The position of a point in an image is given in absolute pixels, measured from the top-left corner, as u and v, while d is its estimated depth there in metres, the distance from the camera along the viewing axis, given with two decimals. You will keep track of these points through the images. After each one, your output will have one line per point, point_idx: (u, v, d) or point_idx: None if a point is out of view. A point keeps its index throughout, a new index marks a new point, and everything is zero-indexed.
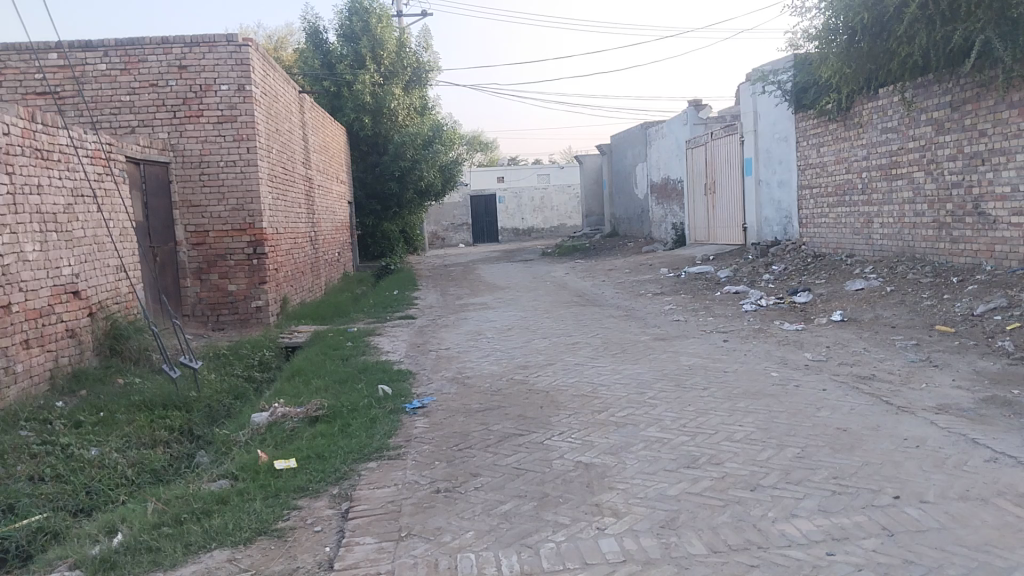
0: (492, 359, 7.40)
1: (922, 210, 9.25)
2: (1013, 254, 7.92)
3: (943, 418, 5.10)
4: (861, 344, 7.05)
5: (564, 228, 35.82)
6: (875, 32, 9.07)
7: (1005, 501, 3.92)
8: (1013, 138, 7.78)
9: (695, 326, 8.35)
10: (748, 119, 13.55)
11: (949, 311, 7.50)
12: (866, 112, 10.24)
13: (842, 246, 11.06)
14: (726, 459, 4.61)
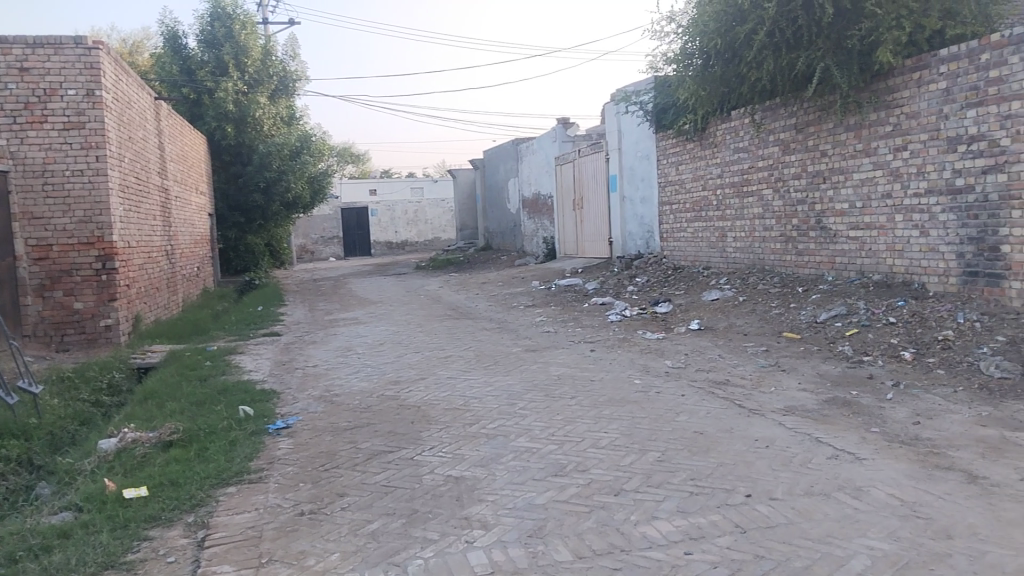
0: (362, 375, 7.25)
1: (771, 225, 9.87)
2: (851, 265, 8.60)
3: (790, 419, 5.44)
4: (718, 351, 7.42)
5: (438, 241, 35.82)
6: (727, 58, 9.55)
7: (844, 494, 4.22)
8: (850, 158, 8.46)
9: (563, 337, 8.53)
10: (613, 138, 14.03)
11: (795, 319, 8.03)
12: (720, 132, 10.86)
13: (699, 258, 11.64)
14: (593, 465, 4.72)
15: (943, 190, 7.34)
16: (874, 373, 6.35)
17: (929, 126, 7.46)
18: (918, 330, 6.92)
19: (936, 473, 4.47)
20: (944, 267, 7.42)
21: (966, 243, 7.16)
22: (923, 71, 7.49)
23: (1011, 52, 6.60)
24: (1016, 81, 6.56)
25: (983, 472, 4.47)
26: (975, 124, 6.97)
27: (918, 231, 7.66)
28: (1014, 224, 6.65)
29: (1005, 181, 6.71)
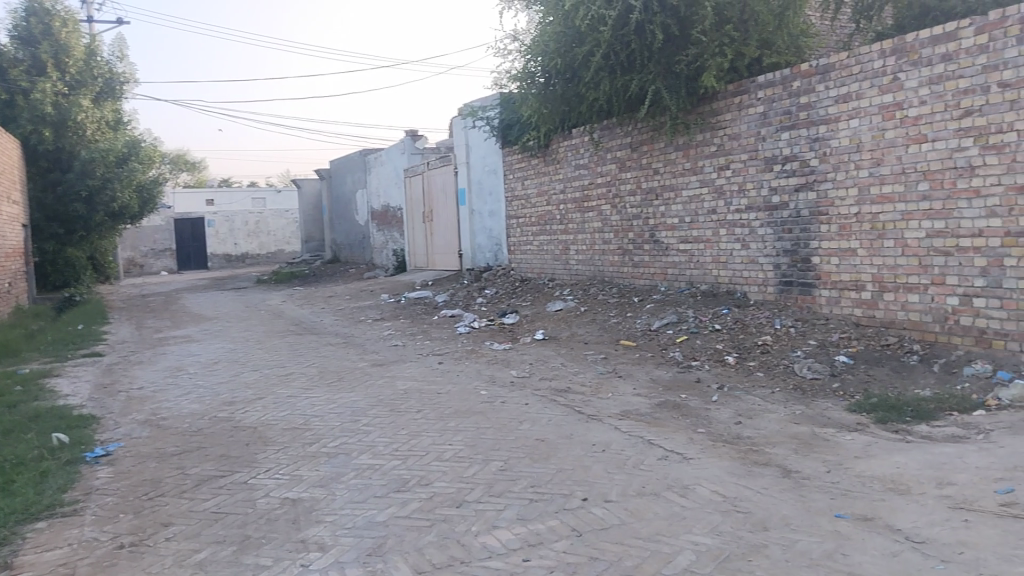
0: (193, 397, 6.87)
1: (609, 238, 10.31)
2: (682, 276, 9.14)
3: (626, 423, 5.69)
4: (560, 360, 7.65)
5: (282, 254, 34.66)
6: (567, 77, 9.91)
7: (673, 493, 4.47)
8: (680, 176, 9.00)
9: (410, 350, 8.48)
10: (460, 151, 14.17)
11: (631, 327, 8.42)
12: (562, 149, 11.23)
13: (544, 270, 11.97)
14: (435, 478, 4.72)
15: (762, 207, 7.97)
16: (701, 377, 6.77)
17: (748, 147, 8.07)
18: (740, 336, 7.45)
19: (755, 469, 4.82)
20: (763, 278, 8.06)
21: (781, 255, 7.82)
22: (743, 96, 8.10)
23: (818, 81, 7.27)
24: (822, 108, 7.24)
25: (795, 466, 4.87)
26: (789, 146, 7.62)
27: (740, 244, 8.27)
28: (823, 238, 7.36)
29: (814, 199, 7.39)
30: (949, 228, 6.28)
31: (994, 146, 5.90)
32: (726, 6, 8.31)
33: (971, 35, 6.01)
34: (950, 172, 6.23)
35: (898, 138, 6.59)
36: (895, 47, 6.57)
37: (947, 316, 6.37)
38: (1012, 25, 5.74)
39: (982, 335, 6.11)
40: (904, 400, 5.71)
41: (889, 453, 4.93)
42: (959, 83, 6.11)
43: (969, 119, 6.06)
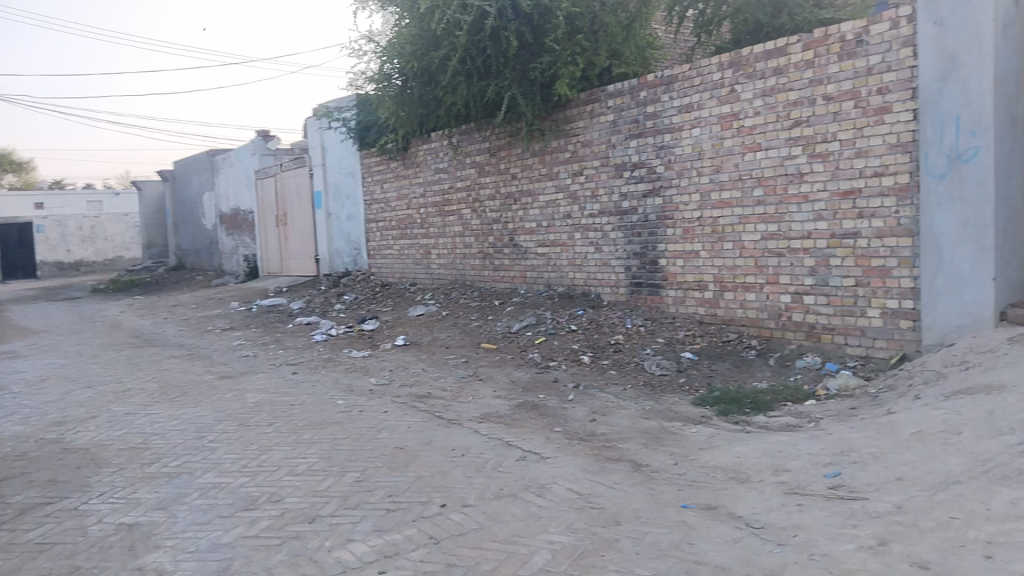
0: (15, 418, 6.27)
1: (469, 242, 10.35)
2: (540, 279, 9.31)
3: (485, 426, 5.71)
4: (420, 365, 7.58)
5: (122, 260, 32.46)
6: (424, 81, 9.86)
7: (530, 494, 4.52)
8: (536, 182, 9.16)
9: (263, 361, 8.13)
10: (315, 153, 13.77)
11: (491, 330, 8.48)
12: (421, 153, 11.16)
13: (405, 275, 11.85)
14: (287, 494, 4.54)
15: (613, 211, 8.24)
16: (558, 377, 6.90)
17: (600, 154, 8.33)
18: (595, 336, 7.67)
19: (608, 465, 4.97)
20: (615, 280, 8.33)
21: (632, 257, 8.12)
22: (594, 104, 8.35)
23: (663, 91, 7.60)
24: (667, 117, 7.58)
25: (646, 460, 5.06)
26: (637, 153, 7.93)
27: (594, 247, 8.51)
28: (669, 240, 7.71)
29: (661, 204, 7.73)
30: (781, 231, 6.74)
31: (820, 155, 6.39)
32: (578, 16, 8.63)
33: (799, 51, 6.47)
34: (782, 179, 6.68)
35: (736, 147, 7.01)
36: (732, 60, 6.98)
37: (780, 313, 6.83)
38: (834, 43, 6.23)
39: (812, 329, 6.61)
40: (744, 393, 6.07)
41: (731, 444, 5.21)
42: (789, 95, 6.57)
43: (798, 130, 6.53)
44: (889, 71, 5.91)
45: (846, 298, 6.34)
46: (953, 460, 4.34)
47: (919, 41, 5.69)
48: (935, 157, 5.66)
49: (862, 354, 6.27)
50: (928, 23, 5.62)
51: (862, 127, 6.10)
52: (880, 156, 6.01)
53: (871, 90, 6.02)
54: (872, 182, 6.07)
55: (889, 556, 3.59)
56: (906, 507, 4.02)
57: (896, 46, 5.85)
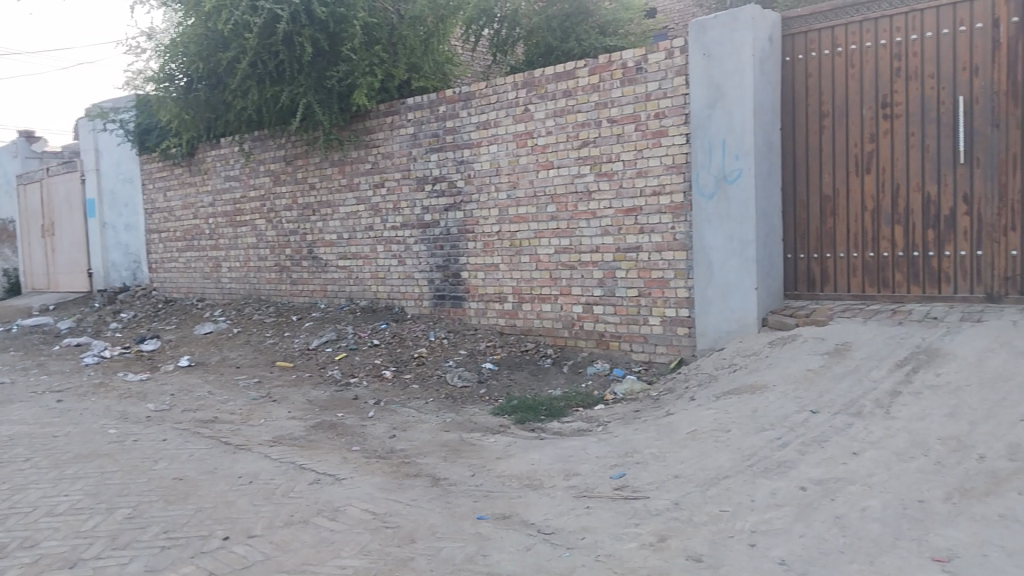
0: None
1: (264, 254, 9.88)
2: (341, 292, 9.07)
3: (277, 449, 5.43)
4: (207, 387, 7.08)
5: None
6: (212, 83, 9.32)
7: (322, 518, 4.34)
8: (335, 193, 8.93)
9: (20, 388, 7.23)
10: (88, 157, 12.56)
11: (288, 347, 8.12)
12: (209, 159, 10.50)
13: (192, 290, 11.08)
14: (43, 538, 4.03)
15: (415, 224, 8.21)
16: (358, 394, 6.72)
17: (401, 166, 8.27)
18: (397, 349, 7.58)
19: (405, 482, 4.90)
20: (418, 293, 8.30)
21: (434, 270, 8.13)
22: (393, 116, 8.29)
23: (461, 107, 7.69)
24: (466, 133, 7.68)
25: (443, 474, 5.04)
26: (437, 167, 7.96)
27: (396, 260, 8.43)
28: (470, 254, 7.81)
29: (461, 218, 7.81)
30: (573, 245, 7.04)
31: (606, 174, 6.75)
32: (375, 28, 8.55)
33: (586, 75, 6.80)
34: (573, 195, 6.98)
35: (530, 164, 7.23)
36: (525, 81, 7.20)
37: (573, 323, 7.13)
38: (617, 69, 6.60)
39: (602, 337, 6.95)
40: (539, 400, 6.24)
41: (526, 452, 5.33)
42: (578, 116, 6.88)
43: (587, 150, 6.86)
44: (665, 97, 6.37)
45: (630, 307, 6.73)
46: (723, 456, 4.72)
47: (691, 71, 6.17)
48: (705, 177, 6.16)
49: (647, 359, 6.69)
50: (698, 54, 6.11)
51: (642, 149, 6.53)
52: (658, 176, 6.46)
53: (650, 115, 6.46)
54: (652, 200, 6.51)
55: (668, 551, 3.81)
56: (682, 504, 4.30)
57: (670, 75, 6.32)
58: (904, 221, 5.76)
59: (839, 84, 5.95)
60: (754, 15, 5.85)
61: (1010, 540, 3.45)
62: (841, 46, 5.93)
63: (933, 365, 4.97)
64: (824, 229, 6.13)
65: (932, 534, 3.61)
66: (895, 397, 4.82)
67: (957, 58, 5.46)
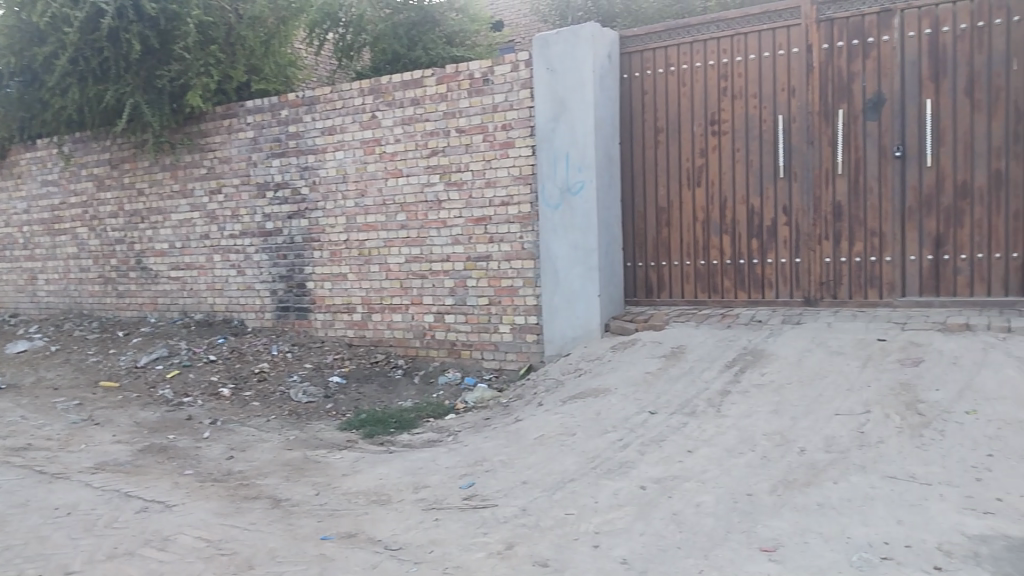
0: None
1: (87, 265, 9.14)
2: (174, 305, 8.53)
3: (99, 477, 5.00)
4: (18, 412, 6.42)
5: None
6: (25, 80, 8.54)
7: (150, 548, 4.03)
8: (167, 199, 8.40)
9: None
10: None
11: (113, 366, 7.53)
12: (22, 162, 9.59)
13: (3, 305, 10.07)
14: None
15: (256, 232, 7.86)
16: (192, 414, 6.32)
17: (239, 172, 7.90)
18: (236, 365, 7.23)
19: (244, 505, 4.65)
20: (259, 304, 7.95)
21: (276, 281, 7.82)
22: (231, 119, 7.91)
23: (305, 111, 7.46)
24: (310, 138, 7.45)
25: (285, 494, 4.83)
26: (279, 173, 7.67)
27: (235, 270, 8.04)
28: (316, 263, 7.57)
29: (306, 226, 7.57)
30: (423, 254, 6.98)
31: (455, 183, 6.75)
32: (211, 26, 8.12)
33: (434, 84, 6.78)
34: (422, 205, 6.94)
35: (378, 172, 7.12)
36: (372, 87, 7.08)
37: (425, 332, 7.07)
38: (464, 80, 6.63)
39: (453, 346, 6.94)
40: (389, 413, 6.13)
41: (374, 466, 5.21)
42: (426, 125, 6.85)
43: (435, 159, 6.83)
44: (511, 109, 6.46)
45: (481, 315, 6.76)
46: (569, 460, 4.82)
47: (535, 84, 6.30)
48: (550, 189, 6.30)
49: (497, 367, 6.75)
50: (541, 68, 6.25)
51: (490, 159, 6.59)
52: (506, 187, 6.53)
53: (497, 126, 6.53)
54: (500, 210, 6.58)
55: (515, 558, 3.83)
56: (529, 510, 4.33)
57: (516, 87, 6.42)
58: (731, 231, 6.14)
59: (673, 101, 6.27)
60: (593, 33, 6.04)
61: (827, 526, 3.73)
62: (674, 66, 6.25)
63: (759, 365, 5.32)
64: (661, 238, 6.43)
65: (760, 525, 3.84)
66: (726, 396, 5.11)
67: (776, 80, 5.88)
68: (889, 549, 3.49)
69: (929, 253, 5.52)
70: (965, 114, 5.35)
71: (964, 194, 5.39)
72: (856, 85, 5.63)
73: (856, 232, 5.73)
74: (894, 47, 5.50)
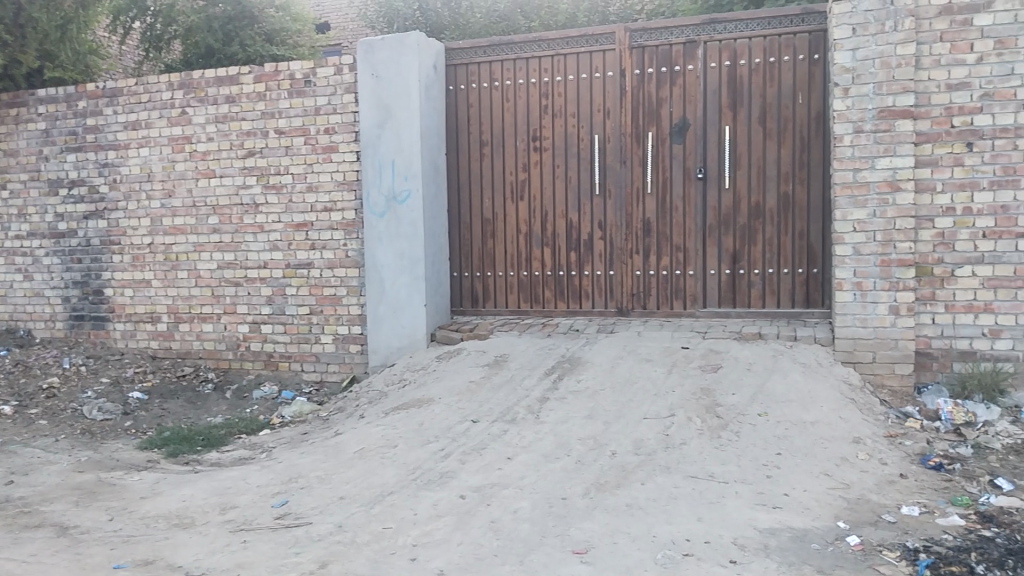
0: None
1: None
2: None
3: None
4: None
5: None
6: None
7: None
8: None
9: None
10: None
11: None
12: None
13: None
14: None
15: (46, 233, 7.15)
16: None
17: (28, 166, 7.16)
18: (20, 380, 6.51)
19: (22, 535, 4.16)
20: (49, 313, 7.21)
21: (70, 287, 7.13)
22: (20, 108, 7.16)
23: (105, 103, 6.88)
24: (111, 132, 6.88)
25: (73, 521, 4.38)
26: (75, 169, 7.02)
27: (21, 275, 7.26)
28: (116, 268, 6.99)
29: (105, 228, 6.97)
30: (237, 260, 6.63)
31: (274, 187, 6.48)
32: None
33: (251, 82, 6.48)
34: (237, 208, 6.59)
35: (188, 172, 6.69)
36: (182, 81, 6.65)
37: (238, 343, 6.71)
38: (284, 80, 6.39)
39: (269, 358, 6.64)
40: (196, 430, 5.76)
41: (177, 487, 4.84)
42: (242, 124, 6.52)
43: (252, 160, 6.52)
44: (334, 113, 6.29)
45: (301, 326, 6.52)
46: (388, 472, 4.72)
47: (359, 90, 6.18)
48: (374, 196, 6.19)
49: (318, 379, 6.53)
50: (366, 74, 6.13)
51: (312, 163, 6.38)
52: (328, 192, 6.35)
53: (319, 129, 6.34)
54: (322, 216, 6.38)
55: None
56: (345, 526, 4.16)
57: (340, 91, 6.27)
58: (552, 244, 6.33)
59: (497, 116, 6.38)
60: (419, 42, 6.01)
61: (635, 526, 3.89)
62: (498, 81, 6.36)
63: (576, 372, 5.49)
64: (485, 249, 6.51)
65: (573, 528, 3.93)
66: (544, 403, 5.23)
67: (594, 101, 6.13)
68: (690, 545, 3.69)
69: (727, 268, 5.95)
70: (758, 142, 5.82)
71: (757, 214, 5.86)
72: (665, 110, 5.98)
73: (664, 247, 6.08)
74: (698, 76, 5.89)
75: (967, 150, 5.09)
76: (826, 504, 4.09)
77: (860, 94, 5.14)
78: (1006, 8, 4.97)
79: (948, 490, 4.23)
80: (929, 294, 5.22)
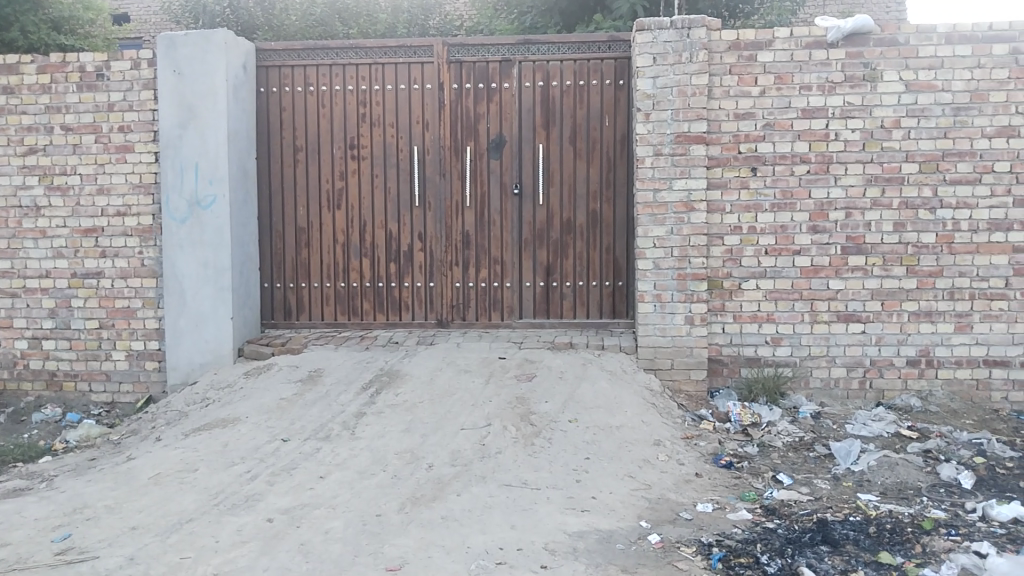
0: None
1: None
2: None
3: None
4: None
5: None
6: None
7: None
8: None
9: None
10: None
11: None
12: None
13: None
14: None
15: None
16: None
17: None
18: None
19: None
20: None
21: None
22: None
23: None
24: None
25: None
26: None
27: None
28: None
29: None
30: (14, 269, 5.99)
31: (58, 188, 5.91)
32: None
33: (33, 73, 5.88)
34: (15, 211, 5.97)
35: None
36: None
37: (15, 361, 6.05)
38: (73, 72, 5.85)
39: (52, 377, 6.04)
40: None
41: None
42: (22, 119, 5.91)
43: (33, 158, 5.92)
44: (130, 110, 5.85)
45: (89, 341, 5.99)
46: (188, 498, 4.40)
47: (159, 87, 5.77)
48: (175, 201, 5.79)
49: (108, 401, 6.03)
50: (167, 70, 5.74)
51: (103, 163, 5.88)
52: (122, 196, 5.89)
53: (113, 127, 5.86)
54: (115, 221, 5.90)
55: None
56: (138, 558, 3.80)
57: (137, 87, 5.83)
58: (370, 255, 6.23)
59: (312, 122, 6.21)
60: (226, 41, 5.71)
61: (449, 539, 3.88)
62: (313, 86, 6.19)
63: (393, 386, 5.42)
64: (299, 259, 6.29)
65: (387, 545, 3.84)
66: (359, 418, 5.11)
67: (412, 112, 6.12)
68: (503, 554, 3.73)
69: (541, 280, 6.13)
70: (569, 160, 6.06)
71: (569, 229, 6.09)
72: (482, 125, 6.09)
73: (482, 260, 6.17)
74: (513, 94, 6.05)
75: (752, 174, 5.58)
76: (629, 505, 4.29)
77: (659, 119, 5.50)
78: (784, 47, 5.52)
79: (737, 486, 4.59)
80: (720, 305, 5.66)
